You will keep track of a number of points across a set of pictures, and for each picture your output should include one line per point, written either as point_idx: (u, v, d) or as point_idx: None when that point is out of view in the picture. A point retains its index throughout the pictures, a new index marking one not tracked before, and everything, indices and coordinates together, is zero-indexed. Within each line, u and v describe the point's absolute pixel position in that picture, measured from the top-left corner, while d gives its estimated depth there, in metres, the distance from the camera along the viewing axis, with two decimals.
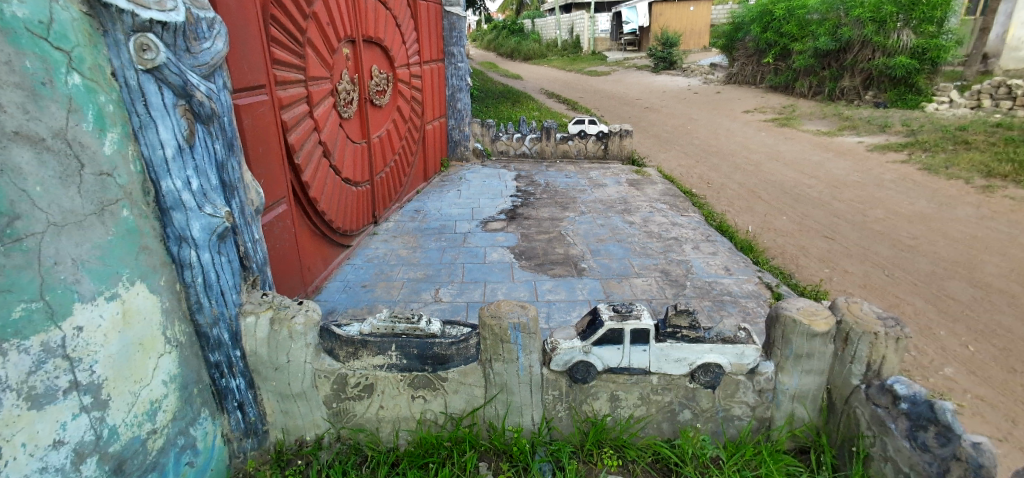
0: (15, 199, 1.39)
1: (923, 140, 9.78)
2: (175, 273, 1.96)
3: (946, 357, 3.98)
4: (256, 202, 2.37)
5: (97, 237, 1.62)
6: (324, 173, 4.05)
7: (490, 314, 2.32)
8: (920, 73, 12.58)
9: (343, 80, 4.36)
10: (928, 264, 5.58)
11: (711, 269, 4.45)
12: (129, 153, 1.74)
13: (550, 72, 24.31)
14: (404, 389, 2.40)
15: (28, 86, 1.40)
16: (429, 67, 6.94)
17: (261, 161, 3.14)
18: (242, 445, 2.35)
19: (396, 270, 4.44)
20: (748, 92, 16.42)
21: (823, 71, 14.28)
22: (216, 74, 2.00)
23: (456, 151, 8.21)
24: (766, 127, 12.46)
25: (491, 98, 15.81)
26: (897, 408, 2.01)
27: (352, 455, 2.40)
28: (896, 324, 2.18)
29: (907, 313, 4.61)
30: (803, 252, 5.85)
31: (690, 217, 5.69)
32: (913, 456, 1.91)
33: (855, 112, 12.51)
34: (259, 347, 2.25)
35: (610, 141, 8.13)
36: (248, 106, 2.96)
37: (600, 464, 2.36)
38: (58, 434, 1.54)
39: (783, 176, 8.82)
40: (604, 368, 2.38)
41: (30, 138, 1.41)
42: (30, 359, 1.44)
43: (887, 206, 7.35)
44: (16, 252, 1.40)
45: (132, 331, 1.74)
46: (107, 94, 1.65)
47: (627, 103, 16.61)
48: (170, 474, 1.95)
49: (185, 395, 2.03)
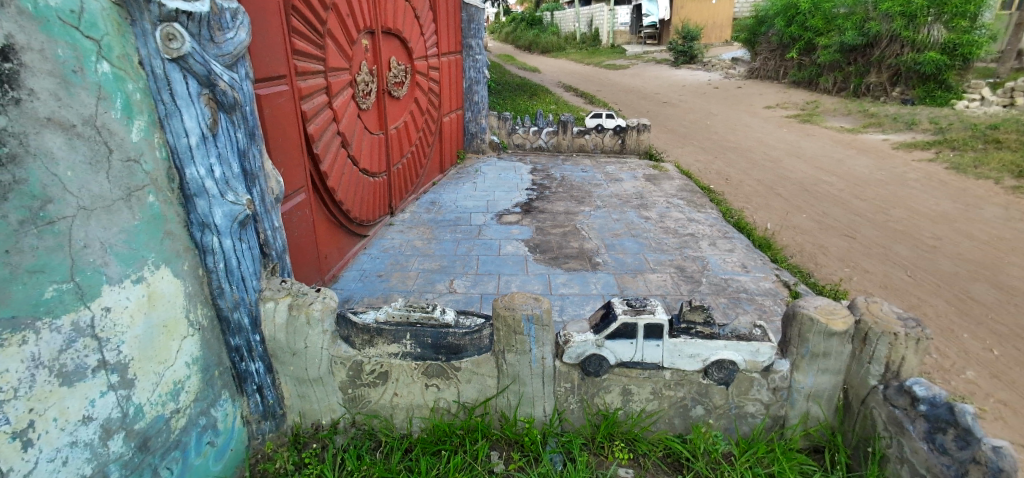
0: (47, 183, 1.43)
1: (951, 138, 9.51)
2: (198, 259, 2.01)
3: (967, 360, 3.90)
4: (276, 191, 2.42)
5: (124, 222, 1.67)
6: (342, 164, 4.10)
7: (503, 306, 2.33)
8: (950, 70, 12.19)
9: (362, 71, 4.39)
10: (952, 264, 5.45)
11: (727, 266, 4.41)
12: (155, 141, 1.78)
13: (567, 66, 24.16)
14: (418, 377, 2.43)
15: (60, 73, 1.44)
16: (447, 58, 6.94)
17: (280, 150, 3.18)
18: (260, 427, 2.40)
19: (410, 261, 4.49)
20: (770, 87, 16.11)
21: (848, 67, 13.95)
22: (238, 64, 2.04)
23: (473, 143, 8.22)
24: (788, 123, 12.23)
25: (507, 90, 15.75)
26: (915, 410, 1.97)
27: (366, 440, 2.45)
28: (917, 325, 2.14)
29: (929, 315, 4.51)
30: (822, 250, 5.76)
31: (707, 214, 5.63)
32: (929, 458, 1.87)
33: (881, 109, 12.21)
34: (277, 333, 2.30)
35: (627, 136, 8.06)
36: (268, 96, 2.99)
37: (610, 457, 2.37)
38: (87, 411, 1.59)
39: (803, 174, 8.67)
40: (616, 362, 2.38)
41: (62, 124, 1.46)
42: (61, 338, 1.49)
43: (911, 205, 7.18)
44: (48, 235, 1.44)
45: (156, 314, 1.80)
46: (134, 82, 1.69)
47: (645, 97, 16.43)
48: (191, 453, 2.01)
49: (206, 377, 2.09)
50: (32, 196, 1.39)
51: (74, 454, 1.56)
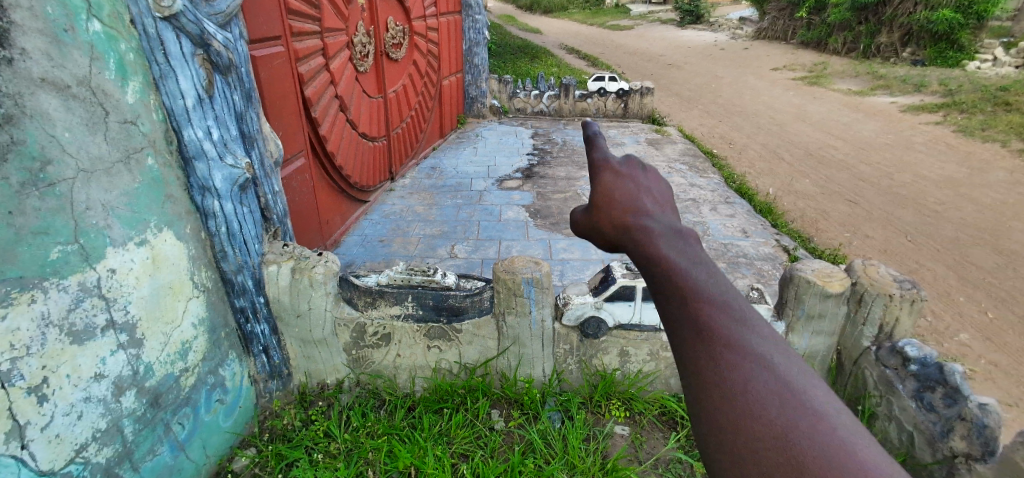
0: (46, 145, 1.43)
1: (961, 100, 9.34)
2: (200, 222, 2.03)
3: (962, 323, 3.95)
4: (274, 155, 2.43)
5: (125, 185, 1.68)
6: (341, 128, 4.06)
7: (504, 269, 2.36)
8: (964, 29, 11.77)
9: (359, 32, 4.29)
10: (953, 229, 5.44)
11: (727, 231, 4.41)
12: (151, 103, 1.77)
13: (570, 27, 23.50)
14: (420, 339, 2.49)
15: (51, 32, 1.41)
16: (447, 18, 6.76)
17: (278, 113, 3.15)
18: (267, 386, 2.47)
19: (412, 226, 4.50)
20: (778, 49, 15.71)
21: (859, 26, 13.56)
22: (231, 23, 2.01)
23: (473, 107, 8.09)
24: (795, 85, 11.98)
25: (509, 53, 15.37)
26: (905, 370, 2.01)
27: (371, 399, 2.52)
28: (912, 287, 2.16)
29: (927, 279, 4.54)
30: (824, 216, 5.74)
31: (709, 179, 5.59)
32: (918, 416, 1.94)
33: (891, 70, 11.93)
34: (281, 295, 2.35)
35: (630, 99, 7.92)
36: (265, 57, 2.95)
37: (607, 414, 2.45)
38: (99, 369, 1.63)
39: (808, 138, 8.56)
40: (615, 324, 2.43)
41: (56, 85, 1.44)
42: (69, 298, 1.52)
43: (915, 170, 7.11)
44: (50, 197, 1.45)
45: (161, 275, 1.83)
46: (127, 42, 1.66)
47: (650, 59, 16.05)
48: (202, 409, 2.08)
49: (213, 337, 2.14)
50: (32, 157, 1.39)
51: (90, 409, 1.61)
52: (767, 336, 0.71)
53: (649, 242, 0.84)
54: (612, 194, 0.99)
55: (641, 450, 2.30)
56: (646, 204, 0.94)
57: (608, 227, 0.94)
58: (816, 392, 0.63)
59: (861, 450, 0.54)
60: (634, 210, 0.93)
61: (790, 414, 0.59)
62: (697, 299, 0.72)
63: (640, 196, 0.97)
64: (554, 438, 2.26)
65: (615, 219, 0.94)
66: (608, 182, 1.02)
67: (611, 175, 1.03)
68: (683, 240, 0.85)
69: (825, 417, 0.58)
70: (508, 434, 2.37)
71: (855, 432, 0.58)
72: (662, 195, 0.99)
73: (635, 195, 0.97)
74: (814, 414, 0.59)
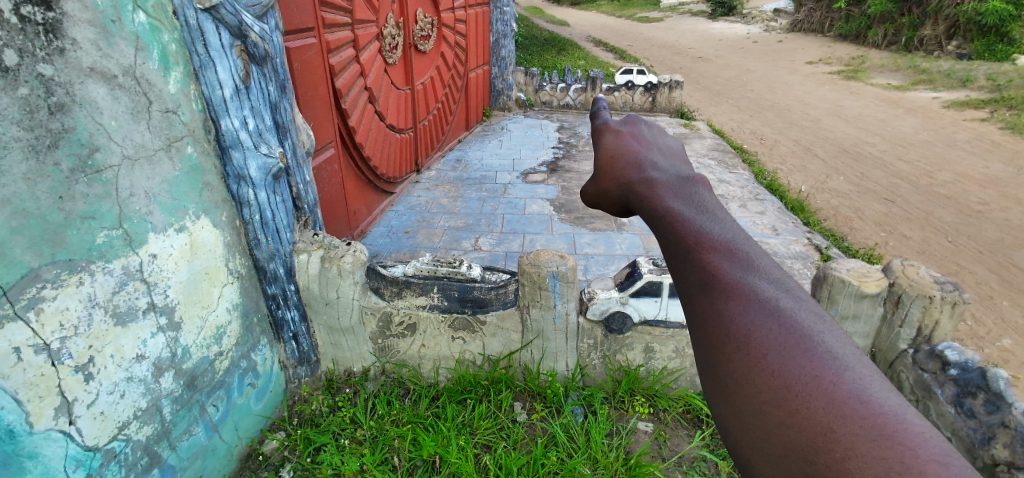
0: (94, 132, 1.48)
1: (1010, 96, 8.91)
2: (235, 210, 2.08)
3: (1005, 329, 3.80)
4: (307, 145, 2.50)
5: (166, 173, 1.74)
6: (369, 119, 4.10)
7: (529, 262, 2.35)
8: (1015, 21, 11.21)
9: (389, 24, 4.31)
10: (997, 231, 5.22)
11: (757, 228, 4.31)
12: (191, 93, 1.82)
13: (596, 19, 23.23)
14: (445, 330, 2.50)
15: (99, 23, 1.46)
16: (475, 11, 6.72)
17: (309, 104, 3.20)
18: (296, 371, 2.54)
19: (437, 218, 4.53)
20: (814, 41, 15.29)
21: (901, 18, 13.07)
22: (268, 15, 2.08)
23: (499, 100, 8.09)
24: (830, 80, 11.64)
25: (535, 45, 15.26)
26: (944, 374, 1.94)
27: (396, 387, 2.55)
28: (954, 289, 2.07)
29: (968, 282, 4.37)
30: (858, 215, 5.56)
31: (739, 175, 5.47)
32: (956, 422, 1.83)
33: (934, 63, 11.47)
34: (311, 283, 2.40)
35: (658, 93, 7.80)
36: (297, 49, 3.00)
37: (630, 411, 2.43)
38: (140, 349, 1.69)
39: (843, 134, 8.29)
40: (639, 320, 2.40)
41: (103, 75, 1.49)
42: (114, 280, 1.57)
43: (958, 168, 6.83)
44: (97, 183, 1.50)
45: (198, 262, 1.89)
46: (169, 33, 1.70)
47: (679, 52, 15.77)
48: (234, 392, 2.15)
49: (246, 322, 2.21)
50: (81, 144, 1.44)
51: (131, 388, 1.68)
52: (780, 281, 0.63)
53: (653, 199, 0.81)
54: (616, 156, 0.98)
55: (664, 448, 2.29)
56: (653, 163, 0.92)
57: (615, 188, 0.93)
58: (831, 339, 0.55)
59: (880, 398, 0.47)
60: (637, 166, 0.92)
61: (798, 362, 0.52)
62: (702, 247, 0.65)
63: (646, 154, 0.95)
64: (577, 432, 2.26)
65: (620, 178, 0.93)
66: (614, 147, 1.01)
67: (613, 138, 1.05)
68: (686, 190, 0.80)
69: (838, 363, 0.51)
70: (529, 426, 2.38)
71: (876, 381, 0.50)
72: (669, 152, 0.97)
73: (642, 154, 0.95)
74: (824, 359, 0.52)
